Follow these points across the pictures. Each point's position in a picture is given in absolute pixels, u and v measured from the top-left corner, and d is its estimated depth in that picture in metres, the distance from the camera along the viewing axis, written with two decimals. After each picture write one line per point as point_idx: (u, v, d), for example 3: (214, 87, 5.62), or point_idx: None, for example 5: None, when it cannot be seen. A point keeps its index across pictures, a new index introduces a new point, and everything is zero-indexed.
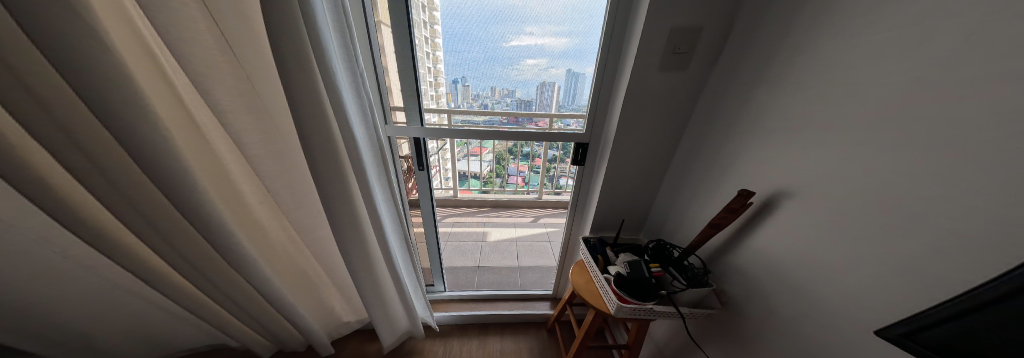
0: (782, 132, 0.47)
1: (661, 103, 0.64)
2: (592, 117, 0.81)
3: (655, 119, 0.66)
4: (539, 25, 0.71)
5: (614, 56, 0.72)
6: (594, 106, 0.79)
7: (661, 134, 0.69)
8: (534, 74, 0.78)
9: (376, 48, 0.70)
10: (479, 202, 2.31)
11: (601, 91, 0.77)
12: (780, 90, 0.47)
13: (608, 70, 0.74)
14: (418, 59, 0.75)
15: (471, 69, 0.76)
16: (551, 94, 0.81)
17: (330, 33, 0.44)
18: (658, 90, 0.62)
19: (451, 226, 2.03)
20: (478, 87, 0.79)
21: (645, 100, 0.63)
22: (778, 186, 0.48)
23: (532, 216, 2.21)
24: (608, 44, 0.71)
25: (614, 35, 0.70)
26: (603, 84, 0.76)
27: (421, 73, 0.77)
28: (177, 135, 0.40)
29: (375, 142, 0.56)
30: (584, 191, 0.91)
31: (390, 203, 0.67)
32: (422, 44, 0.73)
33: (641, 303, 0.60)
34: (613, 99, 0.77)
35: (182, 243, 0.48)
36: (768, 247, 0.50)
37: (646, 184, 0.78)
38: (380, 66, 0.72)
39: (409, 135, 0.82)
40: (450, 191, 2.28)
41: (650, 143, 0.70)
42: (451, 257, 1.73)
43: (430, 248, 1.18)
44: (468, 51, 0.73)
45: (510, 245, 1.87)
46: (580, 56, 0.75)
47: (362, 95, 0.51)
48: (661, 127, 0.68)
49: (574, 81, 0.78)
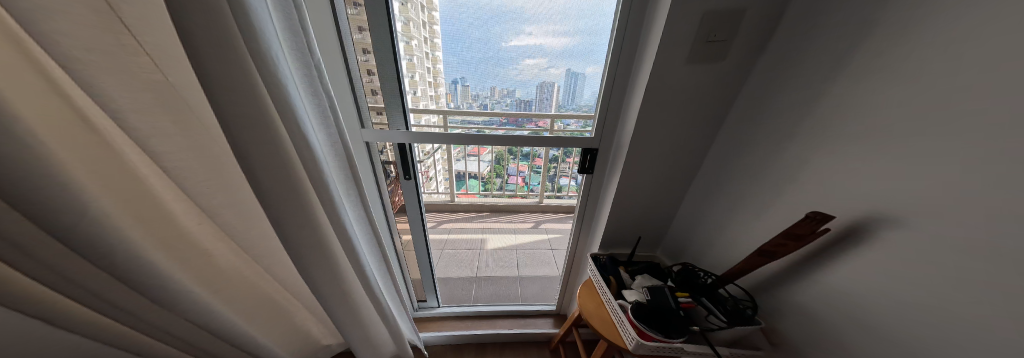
0: (853, 139, 0.37)
1: (685, 104, 0.54)
2: (600, 121, 0.71)
3: (677, 123, 0.56)
4: (540, 17, 0.60)
5: (629, 52, 0.61)
6: (602, 109, 0.69)
7: (684, 140, 0.59)
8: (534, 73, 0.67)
9: (350, 42, 0.60)
10: (478, 206, 2.21)
11: (612, 93, 0.66)
12: (855, 86, 0.37)
13: (622, 68, 0.63)
14: (402, 55, 0.64)
15: (462, 68, 0.66)
16: (553, 95, 0.71)
17: (270, 18, 0.33)
18: (681, 90, 0.52)
19: (448, 233, 1.93)
20: (475, 87, 0.69)
21: (666, 101, 0.53)
22: (850, 209, 0.38)
23: (532, 221, 2.11)
24: (622, 40, 0.60)
25: (629, 28, 0.59)
26: (615, 84, 0.65)
27: (406, 71, 0.67)
28: (56, 147, 0.30)
29: (340, 152, 0.46)
30: (593, 201, 0.81)
31: (365, 222, 0.57)
32: (404, 37, 0.63)
33: (666, 341, 0.50)
34: (626, 100, 0.67)
35: (90, 284, 0.38)
36: (842, 287, 0.39)
37: (665, 195, 0.68)
38: (353, 64, 0.62)
39: (392, 140, 0.71)
40: (447, 196, 2.19)
41: (670, 150, 0.60)
42: (447, 267, 1.63)
43: (420, 261, 1.07)
44: (459, 47, 0.63)
45: (510, 253, 1.77)
46: (586, 54, 0.64)
47: (318, 94, 0.40)
48: (683, 132, 0.58)
49: (579, 82, 0.68)
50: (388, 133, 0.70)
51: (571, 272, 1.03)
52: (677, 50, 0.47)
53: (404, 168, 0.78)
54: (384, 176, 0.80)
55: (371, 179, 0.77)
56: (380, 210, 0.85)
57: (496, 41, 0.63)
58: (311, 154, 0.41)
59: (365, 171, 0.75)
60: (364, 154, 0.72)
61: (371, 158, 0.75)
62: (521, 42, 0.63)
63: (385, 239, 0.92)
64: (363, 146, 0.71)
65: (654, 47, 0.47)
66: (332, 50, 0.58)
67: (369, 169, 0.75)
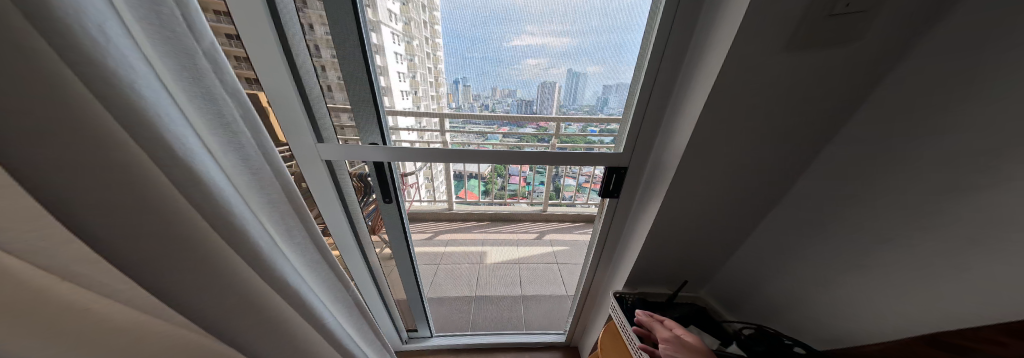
0: None
1: (756, 118, 0.40)
2: (632, 137, 0.56)
3: (738, 143, 0.43)
4: (557, 5, 0.45)
5: (676, 50, 0.46)
6: (636, 123, 0.54)
7: (744, 163, 0.46)
8: (541, 75, 0.53)
9: (299, 41, 0.46)
10: (478, 215, 2.07)
11: (652, 103, 0.52)
12: None
13: (667, 71, 0.48)
14: (377, 54, 0.51)
15: (458, 66, 0.51)
16: (569, 103, 0.57)
17: None
18: (755, 101, 0.38)
19: (446, 245, 1.80)
20: (473, 88, 0.54)
21: (730, 115, 0.40)
22: None
23: (535, 231, 1.97)
24: (669, 35, 0.45)
25: (677, 19, 0.44)
26: (657, 92, 0.51)
27: (378, 70, 0.53)
28: None
29: (269, 180, 0.32)
30: (620, 225, 0.68)
31: (325, 271, 0.44)
32: (367, 32, 0.49)
33: None
34: (670, 111, 0.52)
35: None
36: None
37: (701, 223, 0.56)
38: (305, 66, 0.49)
39: (367, 159, 0.57)
40: (445, 204, 2.08)
41: (722, 174, 0.47)
42: (444, 285, 1.51)
43: (409, 287, 0.95)
44: (454, 40, 0.48)
45: (511, 268, 1.64)
46: (612, 54, 0.50)
47: (215, 98, 0.26)
48: (745, 153, 0.44)
49: (603, 88, 0.54)
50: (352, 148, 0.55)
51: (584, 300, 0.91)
52: (762, 47, 0.33)
53: (381, 190, 0.64)
54: (357, 196, 0.66)
55: (336, 203, 0.63)
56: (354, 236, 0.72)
57: (497, 33, 0.48)
58: (220, 206, 0.26)
59: (330, 194, 0.61)
60: (324, 175, 0.58)
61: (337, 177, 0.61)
62: (534, 35, 0.49)
63: (362, 267, 0.79)
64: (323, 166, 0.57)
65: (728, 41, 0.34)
66: (272, 51, 0.43)
67: (330, 192, 0.60)
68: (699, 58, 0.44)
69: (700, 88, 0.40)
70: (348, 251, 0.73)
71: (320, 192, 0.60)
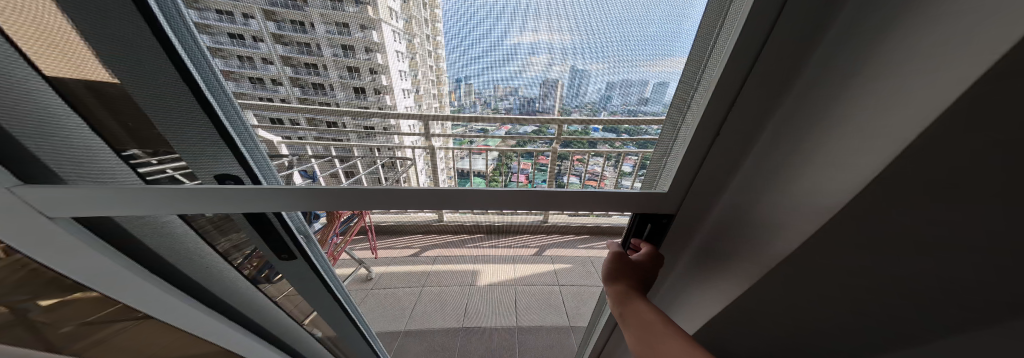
0: None
1: (976, 214, 0.21)
2: (684, 172, 0.41)
3: (915, 235, 0.25)
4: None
5: (781, 56, 0.29)
6: (694, 157, 0.39)
7: (907, 262, 0.27)
8: (560, 70, 0.34)
9: None
10: (434, 240, 1.14)
11: (719, 134, 0.36)
12: None
13: (756, 89, 0.31)
14: (376, 52, 0.36)
15: (464, 58, 0.34)
16: (576, 103, 0.37)
17: None
18: (1008, 186, 0.19)
19: (419, 263, 1.33)
20: (478, 87, 0.36)
21: (909, 194, 0.22)
22: None
23: (535, 245, 1.11)
24: (770, 32, 0.27)
25: (795, 6, 0.26)
26: (735, 117, 0.34)
27: (374, 68, 0.37)
28: None
29: None
30: (680, 268, 0.57)
31: None
32: (354, 31, 0.35)
33: None
34: (764, 145, 0.35)
35: None
36: None
37: (779, 304, 0.41)
38: (30, 44, 0.30)
39: (259, 210, 0.43)
40: (400, 215, 0.98)
41: (830, 258, 0.31)
42: (428, 313, 1.33)
43: (331, 309, 0.90)
44: (460, 23, 0.33)
45: (502, 293, 1.26)
46: (635, 32, 0.32)
47: None
48: (917, 252, 0.26)
49: (613, 84, 0.35)
50: (331, 198, 0.43)
51: (602, 312, 0.87)
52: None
53: (266, 244, 0.58)
54: (209, 247, 0.56)
55: (113, 258, 0.46)
56: (216, 282, 0.62)
57: (526, 14, 0.32)
58: None
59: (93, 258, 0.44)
60: (61, 237, 0.40)
61: (156, 234, 0.49)
62: (578, 11, 0.31)
63: (229, 304, 0.70)
64: (63, 220, 0.39)
65: (968, 57, 0.17)
66: None
67: (95, 252, 0.43)
68: (843, 78, 0.26)
69: (876, 139, 0.22)
70: (173, 309, 0.58)
71: (53, 258, 0.42)
